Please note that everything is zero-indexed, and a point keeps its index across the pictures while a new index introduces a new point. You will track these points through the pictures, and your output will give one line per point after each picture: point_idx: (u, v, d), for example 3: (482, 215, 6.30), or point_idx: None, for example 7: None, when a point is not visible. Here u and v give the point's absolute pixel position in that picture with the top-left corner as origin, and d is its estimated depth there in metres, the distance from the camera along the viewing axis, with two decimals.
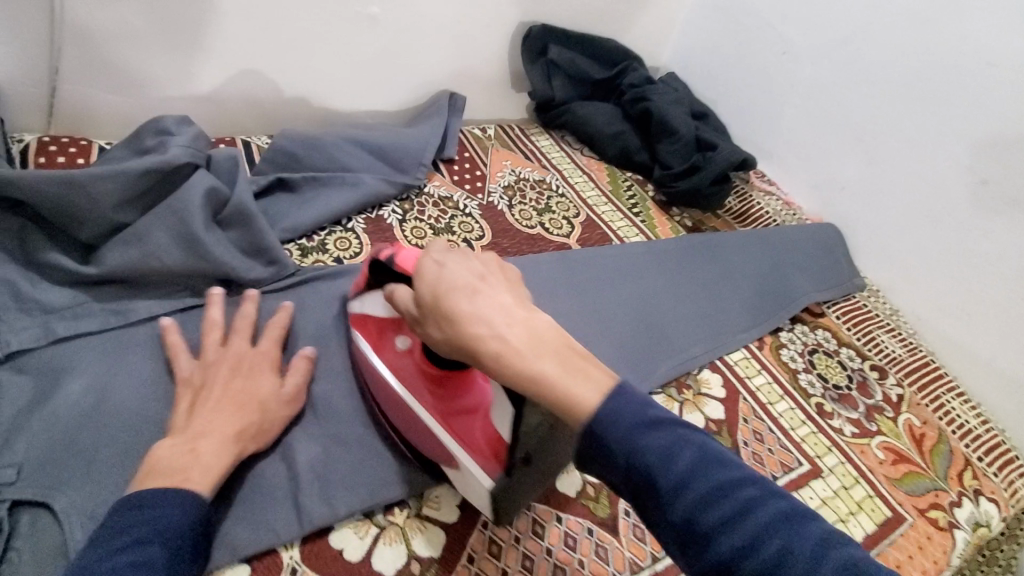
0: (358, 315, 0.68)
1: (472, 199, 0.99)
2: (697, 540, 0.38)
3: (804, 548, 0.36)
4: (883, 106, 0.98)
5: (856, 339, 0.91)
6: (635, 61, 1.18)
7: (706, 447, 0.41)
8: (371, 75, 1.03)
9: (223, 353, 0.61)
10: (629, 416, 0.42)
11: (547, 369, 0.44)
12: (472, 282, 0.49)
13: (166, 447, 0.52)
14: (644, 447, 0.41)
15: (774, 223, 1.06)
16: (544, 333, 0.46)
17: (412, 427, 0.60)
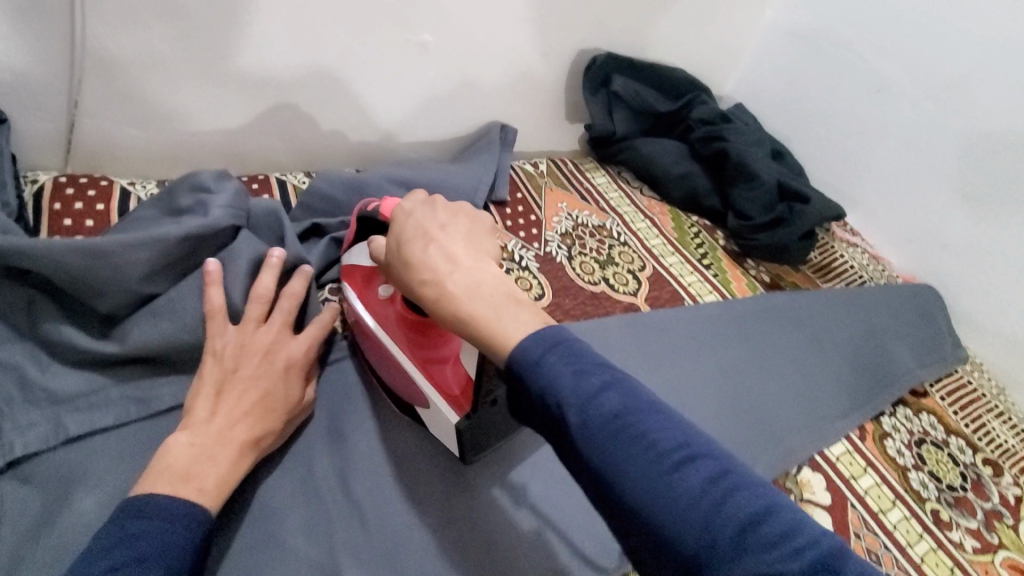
0: (346, 263, 0.67)
1: (528, 250, 0.88)
2: (605, 479, 0.36)
3: (698, 483, 0.34)
4: (994, 156, 0.87)
5: (965, 425, 0.80)
6: (703, 92, 1.08)
7: (620, 380, 0.39)
8: (419, 107, 0.94)
9: (262, 336, 0.57)
10: (547, 348, 0.40)
11: (477, 313, 0.43)
12: (425, 228, 0.48)
13: (183, 444, 0.49)
14: (556, 379, 0.38)
15: (860, 279, 0.96)
16: (483, 286, 0.45)
17: (383, 365, 0.62)
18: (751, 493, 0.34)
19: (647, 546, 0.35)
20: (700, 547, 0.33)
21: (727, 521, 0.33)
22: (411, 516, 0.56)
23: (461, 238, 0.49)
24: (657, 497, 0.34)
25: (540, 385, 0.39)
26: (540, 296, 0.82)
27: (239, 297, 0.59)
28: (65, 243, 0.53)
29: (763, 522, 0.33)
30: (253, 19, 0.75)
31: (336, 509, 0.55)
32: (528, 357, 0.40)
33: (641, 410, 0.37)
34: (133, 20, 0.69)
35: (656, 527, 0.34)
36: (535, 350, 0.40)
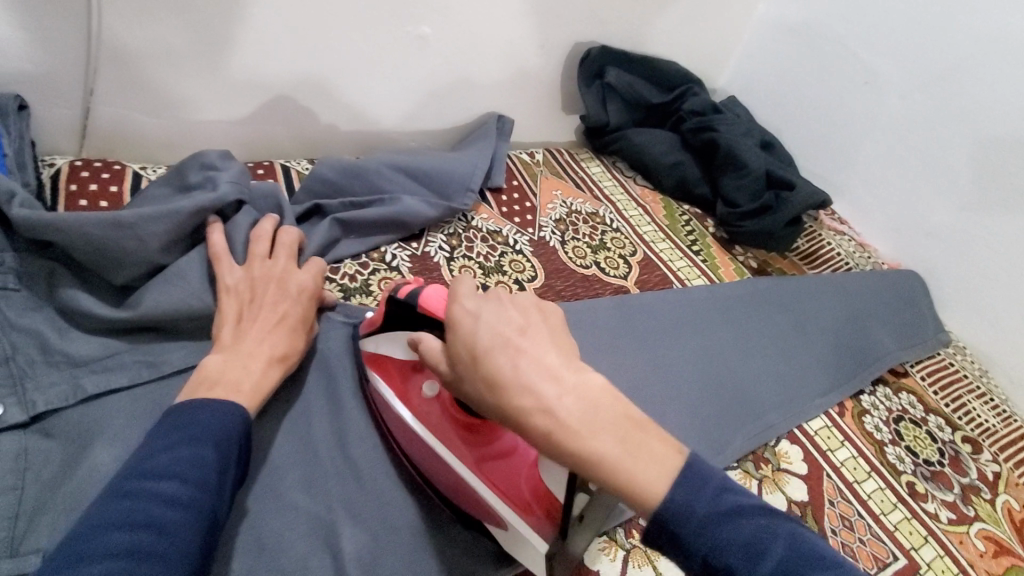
0: (376, 354, 0.62)
1: (523, 235, 0.91)
2: None
3: None
4: (977, 148, 0.90)
5: (945, 405, 0.82)
6: (696, 85, 1.11)
7: (795, 539, 0.37)
8: (420, 97, 0.98)
9: (267, 269, 0.62)
10: (703, 501, 0.39)
11: (605, 450, 0.41)
12: (510, 340, 0.44)
13: (217, 361, 0.54)
14: (729, 548, 0.37)
15: (846, 265, 0.98)
16: (595, 403, 0.42)
17: (443, 480, 0.56)
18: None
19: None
20: None
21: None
22: (403, 475, 0.60)
23: (545, 342, 0.45)
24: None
25: (710, 552, 0.37)
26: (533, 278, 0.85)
27: (239, 244, 0.64)
28: (91, 215, 0.58)
29: None
30: (261, 11, 0.79)
31: (335, 468, 0.58)
32: (687, 522, 0.38)
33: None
34: (148, 12, 0.73)
35: None
36: (693, 511, 0.39)
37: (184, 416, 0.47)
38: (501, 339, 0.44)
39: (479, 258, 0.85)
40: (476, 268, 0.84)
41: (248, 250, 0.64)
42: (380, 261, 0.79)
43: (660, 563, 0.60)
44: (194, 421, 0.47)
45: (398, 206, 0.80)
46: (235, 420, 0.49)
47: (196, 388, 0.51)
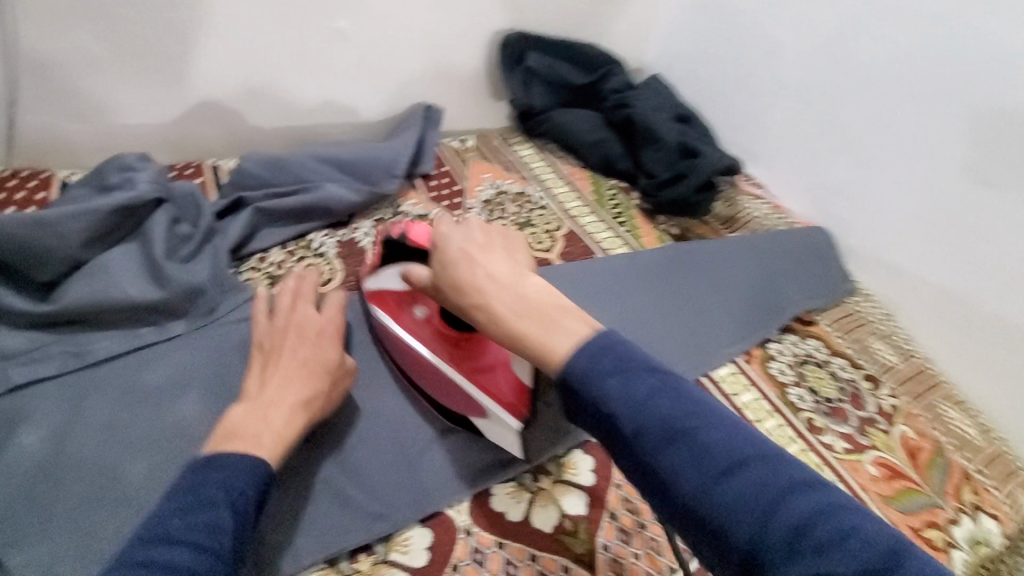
0: (374, 291, 0.74)
1: (451, 216, 0.96)
2: (666, 485, 0.43)
3: (751, 489, 0.40)
4: (872, 103, 0.93)
5: (848, 347, 0.87)
6: (616, 64, 1.15)
7: (677, 391, 0.46)
8: (344, 92, 1.01)
9: (294, 318, 0.65)
10: (599, 364, 0.47)
11: (523, 328, 0.52)
12: (468, 254, 0.57)
13: (241, 411, 0.56)
14: (611, 392, 0.46)
15: (763, 228, 1.03)
16: (526, 300, 0.53)
17: (432, 383, 0.68)
18: (804, 498, 0.39)
19: (707, 541, 0.41)
20: (753, 542, 0.38)
21: (777, 519, 0.38)
22: (325, 441, 0.65)
23: (501, 258, 0.57)
24: (707, 490, 0.41)
25: (591, 393, 0.47)
26: None
27: (158, 235, 0.68)
28: (11, 215, 0.62)
29: (811, 524, 0.38)
30: (169, 14, 0.82)
31: None
32: (579, 370, 0.47)
33: (690, 414, 0.44)
34: (60, 22, 0.77)
35: (721, 531, 0.40)
36: (585, 363, 0.48)
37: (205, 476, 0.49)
38: (461, 251, 0.57)
39: None
40: None
41: (254, 310, 0.67)
42: (307, 248, 0.83)
43: (563, 501, 0.64)
44: (210, 480, 0.49)
45: (319, 194, 0.85)
46: (248, 476, 0.50)
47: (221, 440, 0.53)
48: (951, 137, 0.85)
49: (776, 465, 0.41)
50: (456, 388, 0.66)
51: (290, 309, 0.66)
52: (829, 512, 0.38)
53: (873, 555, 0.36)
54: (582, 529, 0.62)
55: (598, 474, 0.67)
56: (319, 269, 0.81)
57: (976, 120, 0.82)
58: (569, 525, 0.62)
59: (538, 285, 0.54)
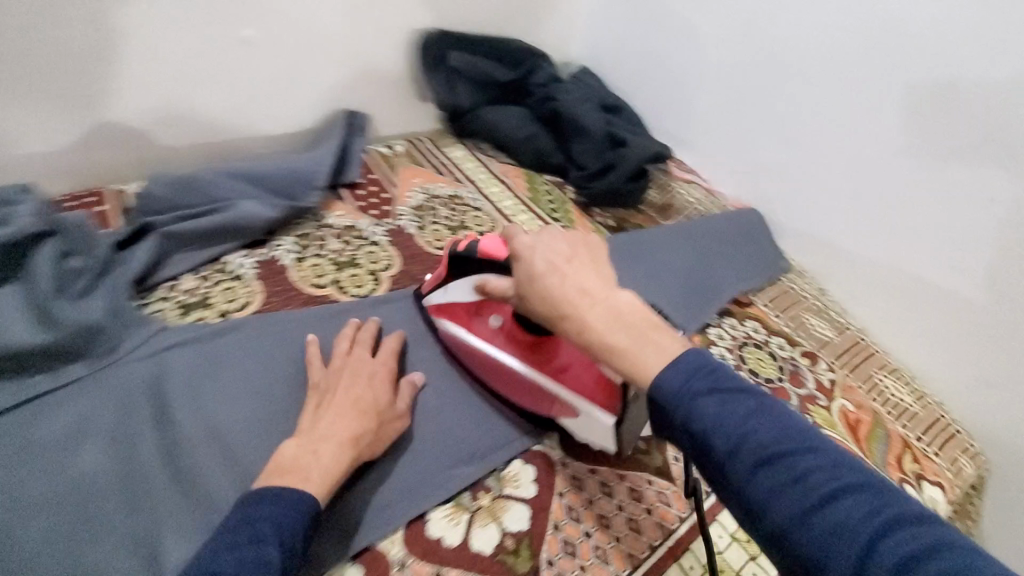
0: (444, 306, 0.76)
1: (380, 224, 0.92)
2: (758, 511, 0.42)
3: (854, 518, 0.38)
4: (792, 84, 0.94)
5: (785, 325, 0.88)
6: (542, 59, 1.14)
7: (775, 414, 0.44)
8: (259, 104, 0.96)
9: (349, 361, 0.68)
10: (685, 381, 0.46)
11: (618, 340, 0.50)
12: (556, 265, 0.55)
13: (291, 446, 0.58)
14: (710, 415, 0.44)
15: (696, 214, 1.04)
16: (623, 312, 0.51)
17: (517, 387, 0.71)
18: (917, 533, 0.37)
19: (801, 571, 0.40)
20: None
21: (892, 560, 0.36)
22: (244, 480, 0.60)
23: (590, 269, 0.55)
24: (812, 521, 0.39)
25: (684, 415, 0.45)
26: (391, 264, 0.86)
27: (43, 271, 0.65)
28: None
29: (924, 558, 0.36)
30: (51, 32, 0.75)
31: (162, 488, 0.58)
32: (673, 389, 0.46)
33: (792, 442, 0.42)
34: None
35: (819, 562, 0.38)
36: (678, 382, 0.46)
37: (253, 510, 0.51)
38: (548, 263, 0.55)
39: (331, 253, 0.85)
40: (329, 263, 0.83)
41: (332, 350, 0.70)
42: (223, 270, 0.79)
43: (505, 518, 0.63)
44: (262, 515, 0.50)
45: (232, 212, 0.80)
46: (297, 514, 0.52)
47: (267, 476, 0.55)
48: (867, 113, 0.87)
49: (891, 502, 0.39)
50: (544, 389, 0.69)
51: (349, 354, 0.69)
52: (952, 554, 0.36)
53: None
54: (524, 544, 0.61)
55: (542, 488, 0.67)
56: (236, 291, 0.77)
57: (889, 93, 0.84)
58: (511, 543, 0.61)
59: (632, 297, 0.52)
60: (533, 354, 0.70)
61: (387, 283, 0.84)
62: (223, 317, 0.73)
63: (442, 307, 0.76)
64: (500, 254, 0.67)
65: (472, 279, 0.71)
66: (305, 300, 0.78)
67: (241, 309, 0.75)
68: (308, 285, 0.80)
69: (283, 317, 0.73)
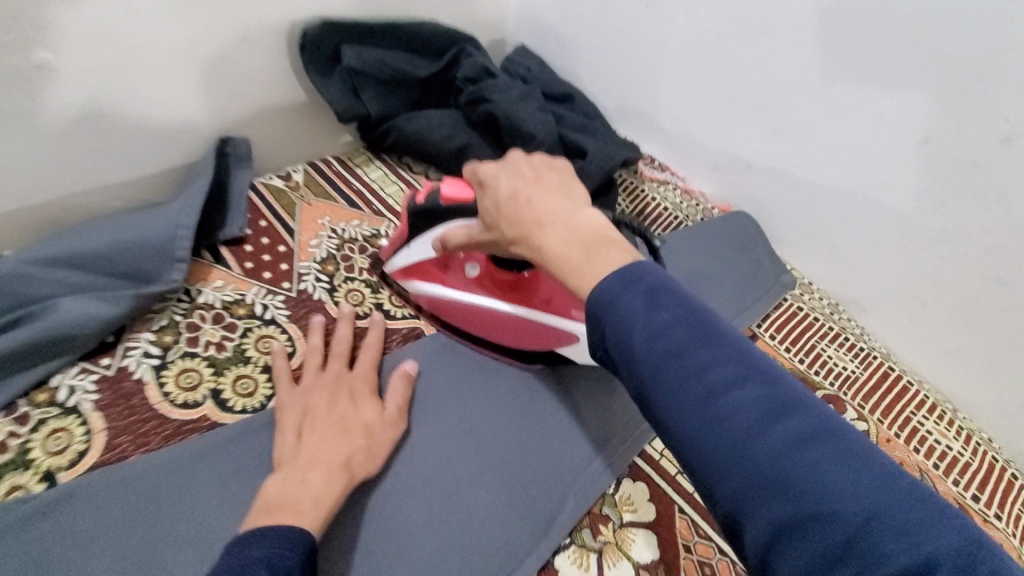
0: (410, 264, 0.69)
1: (276, 293, 0.70)
2: (662, 422, 0.37)
3: (753, 421, 0.34)
4: (787, 60, 0.73)
5: (799, 362, 0.72)
6: (469, 43, 0.91)
7: (703, 320, 0.38)
8: (87, 147, 0.70)
9: (321, 378, 0.59)
10: (615, 289, 0.39)
11: (573, 257, 0.44)
12: (520, 190, 0.48)
13: (275, 482, 0.49)
14: (631, 320, 0.38)
15: (675, 222, 0.85)
16: (580, 228, 0.45)
17: (509, 330, 0.66)
18: (810, 435, 0.33)
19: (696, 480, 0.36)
20: (747, 479, 0.33)
21: (779, 469, 0.32)
22: None
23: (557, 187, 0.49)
24: (709, 432, 0.34)
25: (607, 322, 0.39)
26: (293, 350, 0.65)
27: None
28: None
29: (811, 458, 0.32)
30: None
31: None
32: (603, 297, 0.40)
33: (714, 348, 0.36)
34: None
35: (710, 470, 0.34)
36: (611, 292, 0.40)
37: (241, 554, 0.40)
38: (511, 190, 0.48)
39: (208, 348, 0.63)
40: (204, 366, 0.62)
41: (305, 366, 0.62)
42: (49, 404, 0.56)
43: None
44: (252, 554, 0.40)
45: (52, 318, 0.58)
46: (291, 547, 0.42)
47: (253, 520, 0.45)
48: (886, 89, 0.67)
49: (803, 417, 0.34)
50: (536, 327, 0.64)
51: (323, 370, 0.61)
52: (845, 477, 0.31)
53: (889, 531, 0.29)
54: None
55: None
56: (67, 435, 0.55)
57: (935, 65, 0.62)
58: None
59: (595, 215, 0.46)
60: (517, 291, 0.65)
61: None
62: (50, 483, 0.52)
63: (409, 270, 0.70)
64: (466, 196, 0.61)
65: (435, 230, 0.64)
66: (169, 431, 0.57)
67: (74, 464, 0.53)
68: (175, 405, 0.58)
69: (133, 471, 0.53)
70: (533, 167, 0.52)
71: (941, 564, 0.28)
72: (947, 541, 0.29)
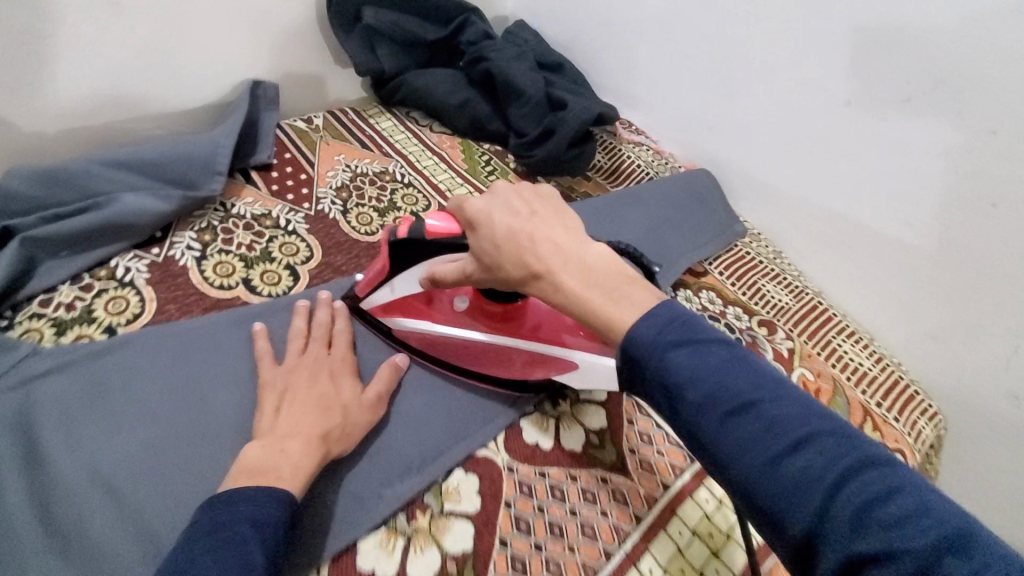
0: (394, 301, 0.67)
1: (297, 211, 0.82)
2: (724, 468, 0.38)
3: (815, 463, 0.35)
4: (739, 35, 0.86)
5: (742, 294, 0.83)
6: (473, 12, 1.02)
7: (748, 362, 0.40)
8: (140, 79, 0.82)
9: (302, 360, 0.61)
10: (650, 332, 0.42)
11: (595, 298, 0.45)
12: (516, 229, 0.49)
13: (255, 449, 0.51)
14: (678, 367, 0.40)
15: (646, 176, 0.97)
16: (592, 263, 0.47)
17: (503, 362, 0.65)
18: (869, 471, 0.34)
19: (767, 527, 0.36)
20: (817, 525, 0.34)
21: (848, 514, 0.33)
22: (124, 519, 0.51)
23: (552, 219, 0.50)
24: (770, 476, 0.36)
25: (651, 366, 0.41)
26: (311, 255, 0.77)
27: None
28: None
29: (880, 499, 0.33)
30: None
31: (30, 543, 0.49)
32: (644, 341, 0.41)
33: (774, 392, 0.38)
34: None
35: (782, 516, 0.35)
36: (647, 333, 0.42)
37: (225, 513, 0.45)
38: (509, 229, 0.49)
39: (240, 247, 0.75)
40: (237, 260, 0.74)
41: (286, 350, 0.63)
42: (109, 278, 0.68)
43: (445, 537, 0.53)
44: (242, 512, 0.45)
45: (113, 208, 0.69)
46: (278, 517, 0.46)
47: (235, 480, 0.49)
48: (814, 58, 0.79)
49: (863, 456, 0.35)
50: (530, 356, 0.65)
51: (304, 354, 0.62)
52: (917, 514, 0.32)
53: (960, 565, 0.29)
54: (469, 565, 0.52)
55: (485, 496, 0.57)
56: (124, 301, 0.67)
57: (844, 40, 0.76)
58: (453, 566, 0.52)
59: (602, 248, 0.47)
60: (508, 323, 0.66)
61: (307, 278, 0.75)
62: (110, 334, 0.64)
63: (390, 305, 0.67)
64: (453, 230, 0.57)
65: (420, 269, 0.61)
66: (208, 304, 0.68)
67: (129, 321, 0.65)
68: (213, 286, 0.70)
69: (179, 329, 0.64)
70: (522, 196, 0.51)
71: None
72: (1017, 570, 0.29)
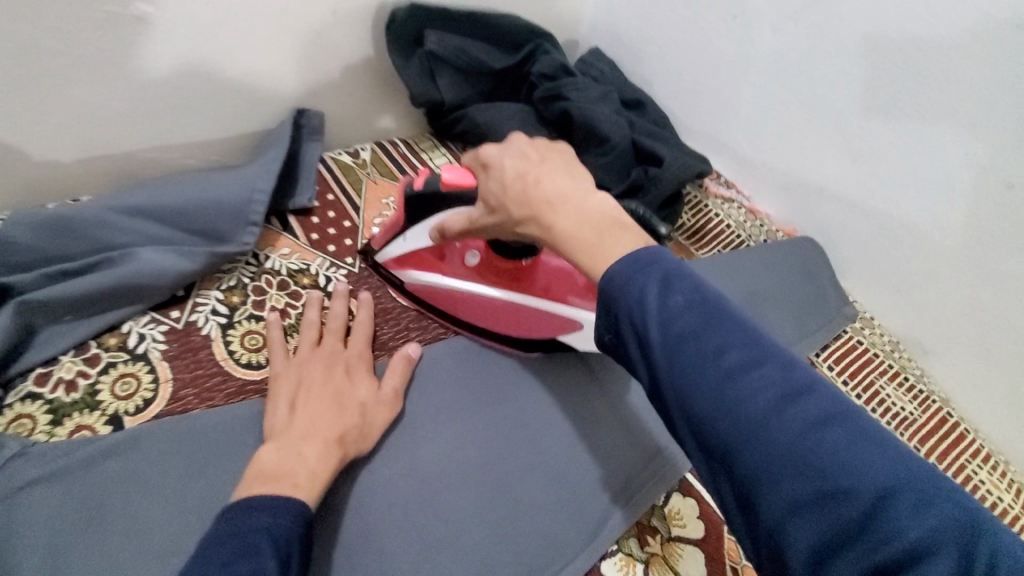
0: (407, 254, 0.67)
1: (340, 267, 0.71)
2: (679, 405, 0.37)
3: (765, 402, 0.35)
4: (876, 89, 0.71)
5: (856, 397, 0.70)
6: (547, 38, 0.91)
7: (712, 301, 0.38)
8: (167, 104, 0.71)
9: (316, 354, 0.59)
10: (626, 273, 0.40)
11: (586, 242, 0.43)
12: (527, 173, 0.48)
13: (271, 451, 0.49)
14: (646, 303, 0.39)
15: (738, 240, 0.87)
16: (591, 213, 0.44)
17: (512, 320, 0.66)
18: (812, 409, 0.34)
19: (714, 465, 0.36)
20: (766, 464, 0.34)
21: (792, 453, 0.33)
22: None
23: (562, 167, 0.48)
24: (725, 416, 0.35)
25: (621, 303, 0.40)
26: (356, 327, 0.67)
27: None
28: None
29: (819, 436, 0.33)
30: None
31: None
32: (620, 283, 0.40)
33: (725, 330, 0.37)
34: None
35: (732, 455, 0.35)
36: (627, 272, 0.40)
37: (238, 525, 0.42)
38: (519, 172, 0.47)
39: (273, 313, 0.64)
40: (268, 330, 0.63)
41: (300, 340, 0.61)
42: (119, 349, 0.58)
43: None
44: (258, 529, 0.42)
45: (129, 266, 0.59)
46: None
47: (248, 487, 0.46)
48: (976, 128, 0.65)
49: (814, 399, 0.35)
50: (538, 313, 0.65)
51: (318, 346, 0.60)
52: (860, 456, 0.32)
53: (897, 507, 0.31)
54: None
55: None
56: (135, 381, 0.56)
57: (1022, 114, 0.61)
58: None
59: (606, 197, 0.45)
60: (518, 280, 0.66)
61: None
62: (116, 427, 0.53)
63: (404, 258, 0.68)
64: (465, 182, 0.57)
65: (432, 220, 0.62)
66: (233, 389, 0.58)
67: (139, 409, 0.55)
68: (239, 364, 0.60)
69: (199, 423, 0.54)
70: (537, 150, 0.50)
71: (946, 536, 0.30)
72: (952, 511, 0.30)
